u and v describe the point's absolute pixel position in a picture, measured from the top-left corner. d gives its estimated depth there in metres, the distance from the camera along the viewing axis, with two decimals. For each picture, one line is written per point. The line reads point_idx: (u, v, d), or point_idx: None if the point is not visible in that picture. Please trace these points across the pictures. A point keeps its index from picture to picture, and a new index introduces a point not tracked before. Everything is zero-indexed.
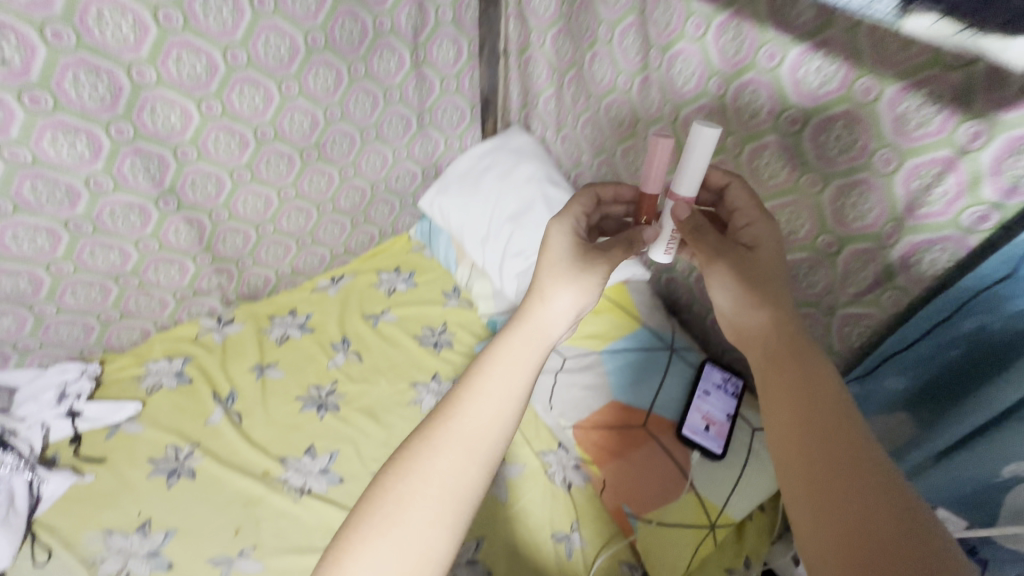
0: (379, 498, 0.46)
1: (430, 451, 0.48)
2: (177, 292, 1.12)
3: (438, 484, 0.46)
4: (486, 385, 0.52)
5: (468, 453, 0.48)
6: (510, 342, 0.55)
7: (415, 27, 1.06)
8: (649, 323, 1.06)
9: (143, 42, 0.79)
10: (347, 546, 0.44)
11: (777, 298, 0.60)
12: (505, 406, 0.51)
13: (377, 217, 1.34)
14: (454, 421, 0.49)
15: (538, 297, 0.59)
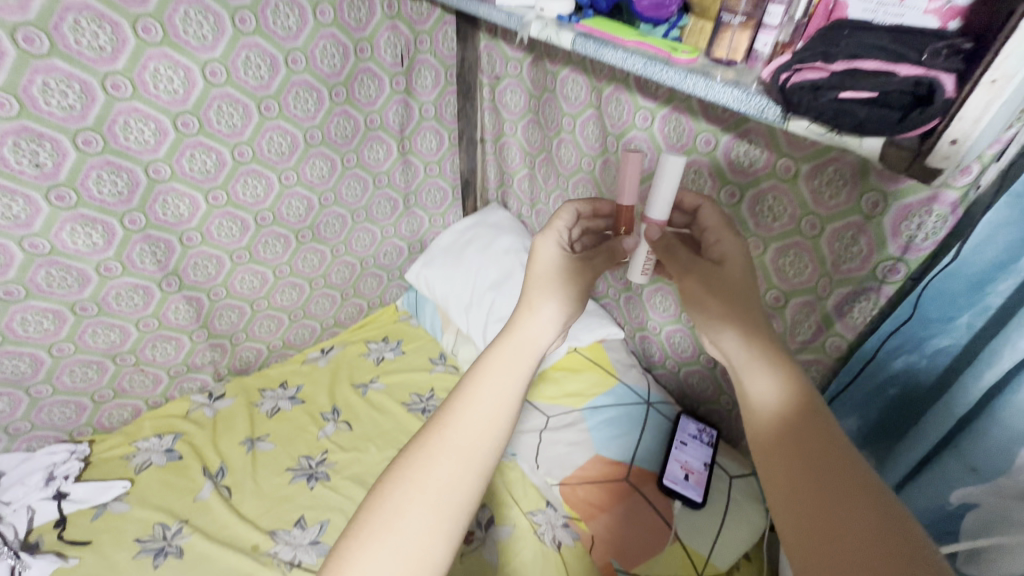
0: (376, 511, 0.46)
1: (426, 459, 0.49)
2: (172, 369, 1.15)
3: (434, 494, 0.47)
4: (476, 396, 0.52)
5: (463, 464, 0.49)
6: (499, 352, 0.56)
7: (401, 121, 1.20)
8: (625, 380, 1.14)
9: (162, 144, 0.89)
10: (344, 558, 0.44)
11: (751, 314, 0.55)
12: (495, 417, 0.51)
13: (366, 289, 1.42)
14: (446, 433, 0.50)
15: (525, 307, 0.60)
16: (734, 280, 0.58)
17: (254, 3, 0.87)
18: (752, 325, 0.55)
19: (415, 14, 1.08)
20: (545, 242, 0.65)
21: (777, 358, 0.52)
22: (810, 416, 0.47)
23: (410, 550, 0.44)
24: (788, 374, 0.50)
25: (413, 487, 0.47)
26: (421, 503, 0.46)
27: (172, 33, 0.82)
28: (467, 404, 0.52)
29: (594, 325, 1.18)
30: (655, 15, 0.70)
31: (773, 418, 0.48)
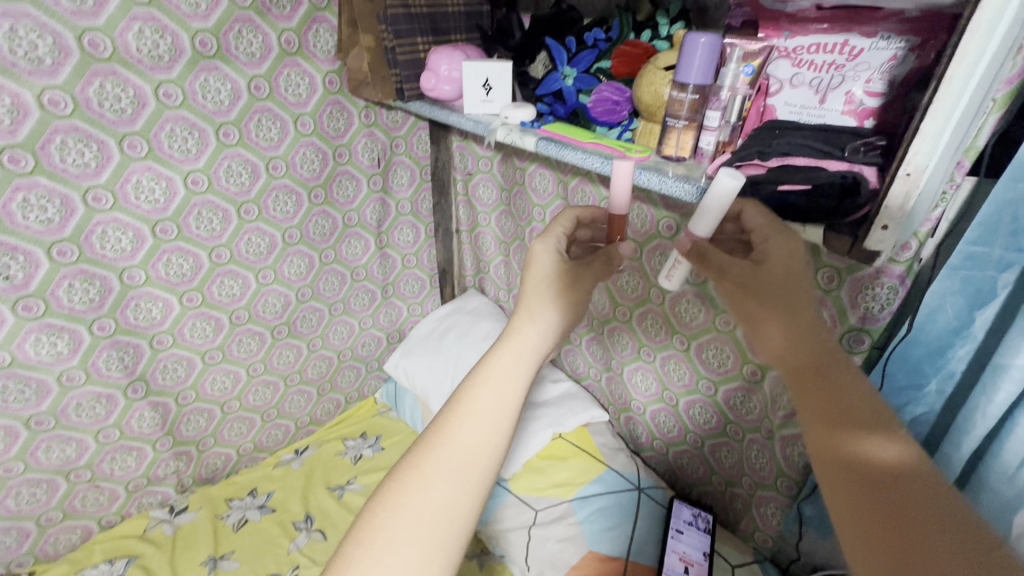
0: (366, 530, 0.45)
1: (420, 478, 0.47)
2: (131, 482, 1.07)
3: (430, 514, 0.45)
4: (476, 410, 0.50)
5: (461, 482, 0.47)
6: (496, 359, 0.54)
7: (378, 218, 1.24)
8: (614, 465, 1.10)
9: (139, 251, 0.90)
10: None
11: (796, 320, 0.50)
12: (491, 429, 0.50)
13: (343, 383, 1.38)
14: (440, 445, 0.49)
15: (522, 312, 0.56)
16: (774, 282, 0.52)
17: (238, 119, 0.93)
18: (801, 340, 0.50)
19: (391, 122, 1.16)
20: (542, 248, 0.59)
21: (834, 386, 0.46)
22: (889, 449, 0.40)
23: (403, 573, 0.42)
24: (836, 399, 0.45)
25: (404, 505, 0.46)
26: (415, 522, 0.45)
27: (157, 148, 0.86)
28: (463, 414, 0.50)
29: (577, 410, 1.18)
30: (608, 119, 0.79)
31: (826, 441, 0.43)
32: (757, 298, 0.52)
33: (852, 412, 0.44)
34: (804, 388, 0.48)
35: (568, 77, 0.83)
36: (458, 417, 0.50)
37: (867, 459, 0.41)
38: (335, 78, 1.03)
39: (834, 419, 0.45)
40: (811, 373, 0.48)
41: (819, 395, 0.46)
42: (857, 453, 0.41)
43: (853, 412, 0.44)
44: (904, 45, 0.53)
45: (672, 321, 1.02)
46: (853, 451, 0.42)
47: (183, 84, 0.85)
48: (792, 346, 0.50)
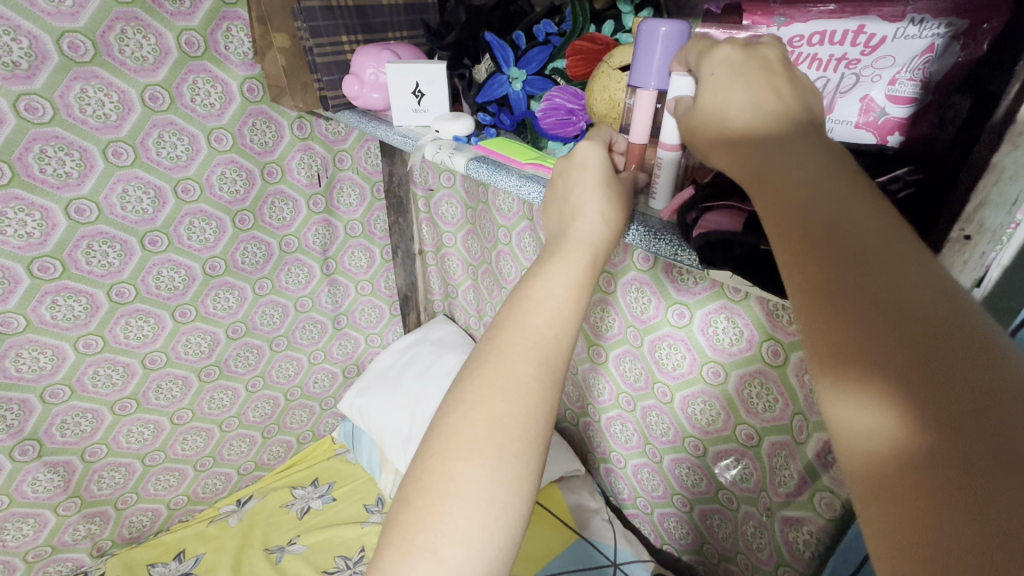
0: (456, 446, 0.35)
1: (512, 388, 0.36)
2: (31, 552, 0.94)
3: (526, 423, 0.35)
4: (549, 308, 0.39)
5: (552, 385, 0.37)
6: (571, 250, 0.41)
7: (322, 242, 1.09)
8: (587, 533, 1.00)
9: (13, 293, 0.77)
10: (422, 513, 0.33)
11: (789, 152, 0.29)
12: (573, 318, 0.39)
13: (293, 425, 1.24)
14: (519, 342, 0.38)
15: (595, 198, 0.44)
16: (737, 116, 0.32)
17: (132, 135, 0.79)
18: (797, 189, 0.28)
19: (330, 134, 1.01)
20: (587, 143, 0.47)
21: (849, 232, 0.25)
22: (924, 339, 0.22)
23: (508, 491, 0.34)
24: (847, 252, 0.25)
25: (494, 414, 0.35)
26: (512, 432, 0.35)
27: (24, 172, 0.72)
28: (538, 303, 0.39)
29: (552, 464, 1.05)
30: (559, 132, 0.63)
31: (825, 327, 0.25)
32: (735, 148, 0.32)
33: (914, 321, 0.23)
34: (815, 282, 0.25)
35: (515, 81, 0.67)
36: (535, 311, 0.39)
37: (915, 361, 0.22)
38: (256, 85, 0.88)
39: (876, 343, 0.23)
40: (825, 253, 0.25)
41: (842, 298, 0.24)
42: (918, 389, 0.22)
43: (917, 320, 0.23)
44: (945, 31, 0.36)
45: (653, 368, 0.85)
46: (908, 372, 0.22)
47: (52, 95, 0.71)
48: (785, 199, 0.28)
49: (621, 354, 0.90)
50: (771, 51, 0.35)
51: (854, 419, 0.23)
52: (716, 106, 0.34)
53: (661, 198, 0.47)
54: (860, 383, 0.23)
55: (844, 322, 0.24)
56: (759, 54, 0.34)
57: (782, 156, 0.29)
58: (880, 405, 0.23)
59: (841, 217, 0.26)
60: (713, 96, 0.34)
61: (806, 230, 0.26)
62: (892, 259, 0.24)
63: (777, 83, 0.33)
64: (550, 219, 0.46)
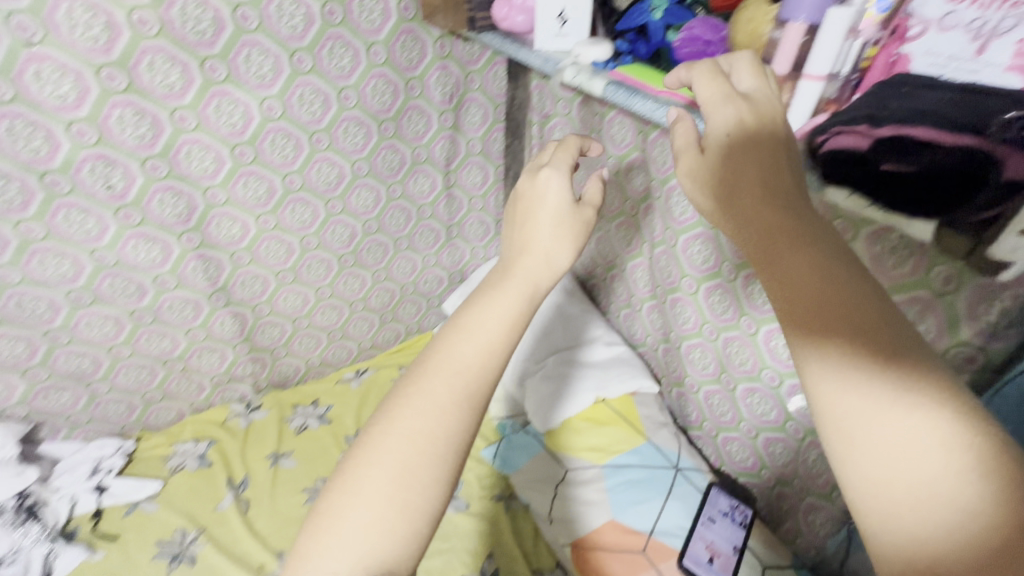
0: (366, 456, 0.43)
1: (425, 406, 0.43)
2: (215, 377, 1.22)
3: (435, 438, 0.42)
4: (471, 342, 0.45)
5: (465, 409, 0.44)
6: (500, 293, 0.48)
7: (447, 156, 1.21)
8: (654, 438, 1.05)
9: (220, 171, 0.96)
10: (335, 505, 0.42)
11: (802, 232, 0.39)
12: (499, 352, 0.46)
13: (404, 315, 1.43)
14: (444, 368, 0.45)
15: (540, 246, 0.50)
16: (751, 183, 0.42)
17: (311, 45, 0.92)
18: (816, 266, 0.37)
19: (466, 55, 1.10)
20: (551, 175, 0.54)
21: (859, 307, 0.36)
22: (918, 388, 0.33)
23: (411, 492, 0.41)
24: (858, 323, 0.35)
25: (408, 430, 0.43)
26: (425, 446, 0.42)
27: (235, 72, 0.88)
28: (468, 333, 0.46)
29: (613, 380, 1.11)
30: (697, 61, 0.66)
31: (852, 378, 0.34)
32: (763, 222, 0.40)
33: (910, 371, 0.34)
34: (838, 341, 0.35)
35: (656, 11, 0.71)
36: (463, 341, 0.45)
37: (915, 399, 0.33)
38: (410, 5, 0.98)
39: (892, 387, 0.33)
40: (849, 318, 0.35)
41: (852, 354, 0.35)
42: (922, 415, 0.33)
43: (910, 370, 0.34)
44: None
45: (743, 302, 0.91)
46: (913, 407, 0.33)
47: (258, 7, 0.85)
48: (786, 275, 0.38)
49: (712, 287, 0.96)
50: (769, 129, 0.45)
51: (885, 454, 0.32)
52: (732, 173, 0.43)
53: (793, 119, 0.51)
54: (884, 417, 0.33)
55: (860, 378, 0.34)
56: (761, 134, 0.44)
57: (794, 236, 0.39)
58: (900, 435, 0.32)
59: (851, 291, 0.36)
60: (728, 164, 0.44)
61: (831, 301, 0.36)
62: (883, 325, 0.35)
63: (775, 165, 0.43)
64: (505, 243, 0.53)
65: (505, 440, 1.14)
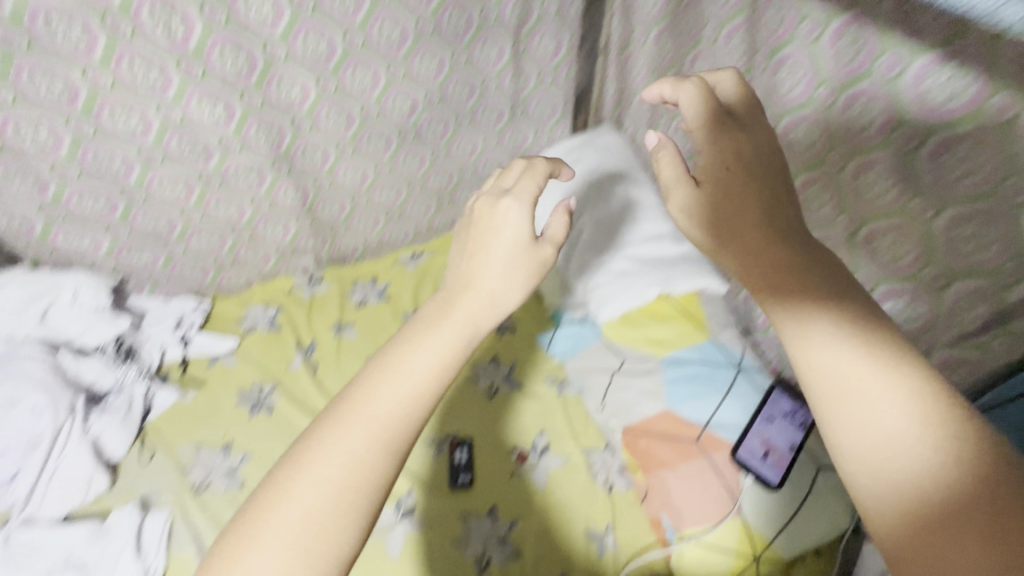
0: (276, 499, 0.42)
1: (344, 443, 0.44)
2: (279, 248, 1.24)
3: (353, 480, 0.43)
4: (397, 384, 0.46)
5: (385, 452, 0.44)
6: (428, 334, 0.50)
7: (518, 18, 1.09)
8: (717, 338, 1.02)
9: (280, 21, 0.89)
10: (239, 542, 0.41)
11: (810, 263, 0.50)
12: (424, 399, 0.47)
13: (461, 200, 1.39)
14: (366, 411, 0.45)
15: (480, 291, 0.53)
16: (756, 221, 0.53)
17: None
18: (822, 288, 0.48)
19: None
20: (511, 207, 0.58)
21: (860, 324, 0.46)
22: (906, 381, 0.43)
23: (320, 531, 0.41)
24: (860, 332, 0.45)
25: (325, 476, 0.43)
26: (345, 492, 0.42)
27: None
28: (395, 376, 0.47)
29: (680, 277, 1.06)
30: None
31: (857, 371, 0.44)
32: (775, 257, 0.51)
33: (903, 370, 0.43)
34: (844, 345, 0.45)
35: None
36: (387, 385, 0.46)
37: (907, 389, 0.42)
38: None
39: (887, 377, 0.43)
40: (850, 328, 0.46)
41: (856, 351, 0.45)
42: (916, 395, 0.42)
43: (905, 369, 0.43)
44: None
45: (846, 197, 0.81)
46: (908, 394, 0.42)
47: None
48: (793, 293, 0.49)
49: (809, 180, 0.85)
50: (758, 170, 0.56)
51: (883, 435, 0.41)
52: (728, 207, 0.55)
53: None
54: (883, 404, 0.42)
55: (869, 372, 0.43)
56: (750, 172, 0.56)
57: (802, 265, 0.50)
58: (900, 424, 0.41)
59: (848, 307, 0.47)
60: (724, 202, 0.56)
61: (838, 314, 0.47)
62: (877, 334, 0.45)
63: (768, 200, 0.55)
64: (454, 272, 0.57)
65: (561, 328, 1.15)
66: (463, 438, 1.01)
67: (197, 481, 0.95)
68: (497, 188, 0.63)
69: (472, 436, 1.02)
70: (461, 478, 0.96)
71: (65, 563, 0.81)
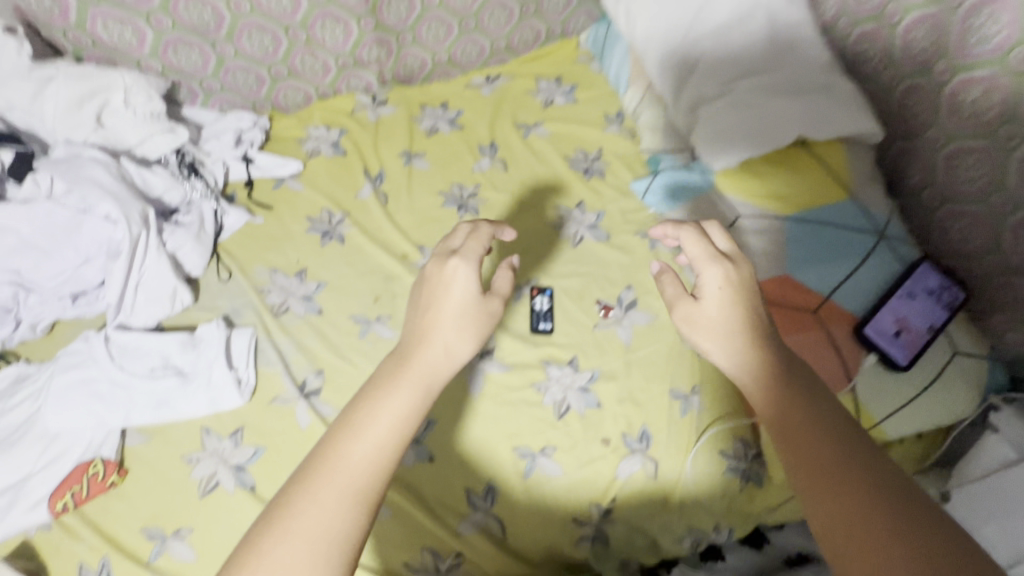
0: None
1: (303, 512, 0.40)
2: (340, 59, 1.09)
3: (314, 553, 0.38)
4: (353, 452, 0.42)
5: (342, 517, 0.40)
6: (381, 391, 0.46)
7: None
8: (860, 198, 0.84)
9: None
10: None
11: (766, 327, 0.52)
12: (381, 462, 0.43)
13: (548, 9, 1.17)
14: (328, 477, 0.41)
15: (436, 344, 0.50)
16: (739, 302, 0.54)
17: None
18: (766, 344, 0.51)
19: None
20: (459, 266, 0.55)
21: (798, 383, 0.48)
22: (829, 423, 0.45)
23: None
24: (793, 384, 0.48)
25: (287, 553, 0.38)
26: (304, 563, 0.37)
27: None
28: (353, 441, 0.43)
29: (828, 117, 0.86)
30: None
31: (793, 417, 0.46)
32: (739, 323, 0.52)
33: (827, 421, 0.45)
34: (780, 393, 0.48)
35: None
36: (346, 446, 0.43)
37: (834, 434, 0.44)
38: None
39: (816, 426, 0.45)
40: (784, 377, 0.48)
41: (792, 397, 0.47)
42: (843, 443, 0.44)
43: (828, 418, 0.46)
44: None
45: None
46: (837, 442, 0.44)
47: None
48: (756, 360, 0.50)
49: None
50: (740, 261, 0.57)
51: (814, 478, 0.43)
52: (717, 293, 0.54)
53: None
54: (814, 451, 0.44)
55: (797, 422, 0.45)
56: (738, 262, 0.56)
57: (756, 321, 0.53)
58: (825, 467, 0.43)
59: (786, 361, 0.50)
60: (719, 289, 0.54)
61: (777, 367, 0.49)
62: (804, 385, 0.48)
63: (748, 283, 0.55)
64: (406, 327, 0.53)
65: (660, 177, 1.00)
66: (544, 286, 0.95)
67: (274, 304, 0.92)
68: (443, 248, 0.59)
69: (553, 285, 0.96)
70: (541, 325, 0.91)
71: (164, 366, 0.82)
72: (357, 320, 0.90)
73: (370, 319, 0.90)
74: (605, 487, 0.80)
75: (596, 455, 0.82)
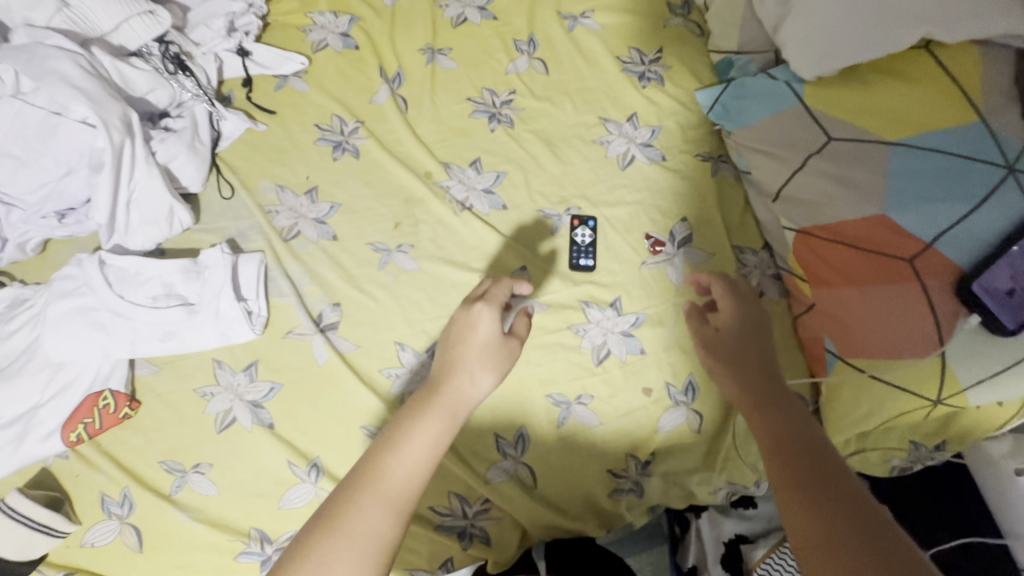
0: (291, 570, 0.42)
1: (355, 510, 0.45)
2: None
3: (362, 549, 0.44)
4: (392, 464, 0.47)
5: (385, 517, 0.45)
6: (418, 410, 0.51)
7: None
8: (993, 121, 0.65)
9: None
10: None
11: (768, 358, 0.55)
12: (419, 470, 0.48)
13: None
14: (373, 480, 0.47)
15: (465, 371, 0.54)
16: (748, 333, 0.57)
17: None
18: (759, 368, 0.54)
19: None
20: (484, 309, 0.57)
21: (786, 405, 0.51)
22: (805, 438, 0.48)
23: None
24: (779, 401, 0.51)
25: (338, 547, 0.43)
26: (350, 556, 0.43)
27: None
28: (394, 451, 0.48)
29: (965, 12, 0.66)
30: None
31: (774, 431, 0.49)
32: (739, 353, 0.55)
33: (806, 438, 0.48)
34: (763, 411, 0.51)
35: None
36: (384, 455, 0.48)
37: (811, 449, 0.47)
38: None
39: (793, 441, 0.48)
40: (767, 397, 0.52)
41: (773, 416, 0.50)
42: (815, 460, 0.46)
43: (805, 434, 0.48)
44: None
45: None
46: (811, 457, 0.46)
47: None
48: (751, 384, 0.53)
49: None
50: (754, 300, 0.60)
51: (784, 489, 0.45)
52: (731, 326, 0.57)
53: None
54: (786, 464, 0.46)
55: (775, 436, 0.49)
56: (748, 302, 0.60)
57: (757, 347, 0.56)
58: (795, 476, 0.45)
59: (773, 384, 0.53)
60: (731, 321, 0.58)
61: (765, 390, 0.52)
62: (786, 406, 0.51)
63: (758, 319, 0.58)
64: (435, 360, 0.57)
65: (733, 85, 0.83)
66: (587, 216, 0.82)
67: (283, 228, 0.82)
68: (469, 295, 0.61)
69: (597, 215, 0.83)
70: (581, 262, 0.80)
71: (166, 294, 0.75)
72: (375, 249, 0.80)
73: (391, 248, 0.80)
74: (645, 439, 0.75)
75: (637, 406, 0.75)
